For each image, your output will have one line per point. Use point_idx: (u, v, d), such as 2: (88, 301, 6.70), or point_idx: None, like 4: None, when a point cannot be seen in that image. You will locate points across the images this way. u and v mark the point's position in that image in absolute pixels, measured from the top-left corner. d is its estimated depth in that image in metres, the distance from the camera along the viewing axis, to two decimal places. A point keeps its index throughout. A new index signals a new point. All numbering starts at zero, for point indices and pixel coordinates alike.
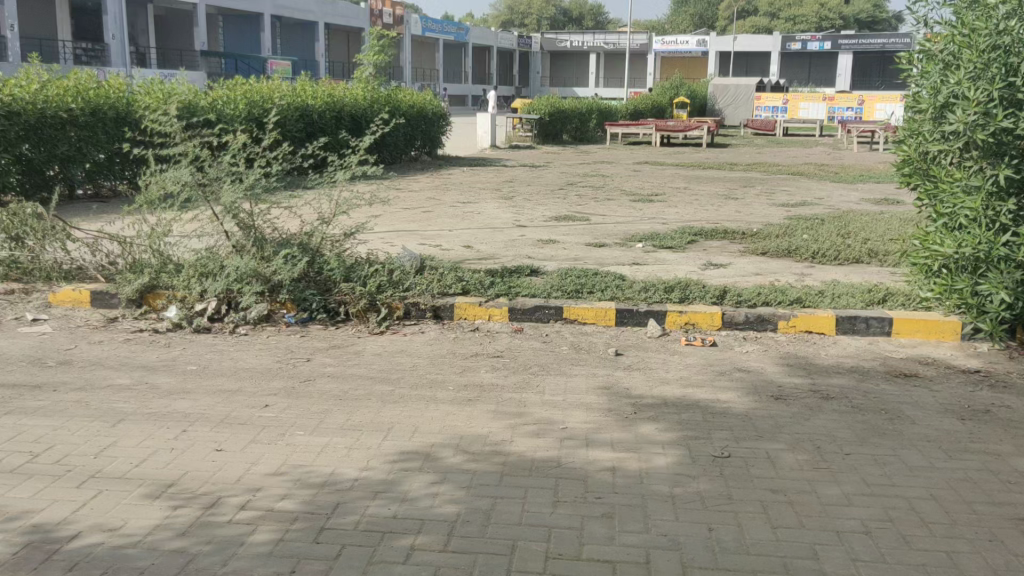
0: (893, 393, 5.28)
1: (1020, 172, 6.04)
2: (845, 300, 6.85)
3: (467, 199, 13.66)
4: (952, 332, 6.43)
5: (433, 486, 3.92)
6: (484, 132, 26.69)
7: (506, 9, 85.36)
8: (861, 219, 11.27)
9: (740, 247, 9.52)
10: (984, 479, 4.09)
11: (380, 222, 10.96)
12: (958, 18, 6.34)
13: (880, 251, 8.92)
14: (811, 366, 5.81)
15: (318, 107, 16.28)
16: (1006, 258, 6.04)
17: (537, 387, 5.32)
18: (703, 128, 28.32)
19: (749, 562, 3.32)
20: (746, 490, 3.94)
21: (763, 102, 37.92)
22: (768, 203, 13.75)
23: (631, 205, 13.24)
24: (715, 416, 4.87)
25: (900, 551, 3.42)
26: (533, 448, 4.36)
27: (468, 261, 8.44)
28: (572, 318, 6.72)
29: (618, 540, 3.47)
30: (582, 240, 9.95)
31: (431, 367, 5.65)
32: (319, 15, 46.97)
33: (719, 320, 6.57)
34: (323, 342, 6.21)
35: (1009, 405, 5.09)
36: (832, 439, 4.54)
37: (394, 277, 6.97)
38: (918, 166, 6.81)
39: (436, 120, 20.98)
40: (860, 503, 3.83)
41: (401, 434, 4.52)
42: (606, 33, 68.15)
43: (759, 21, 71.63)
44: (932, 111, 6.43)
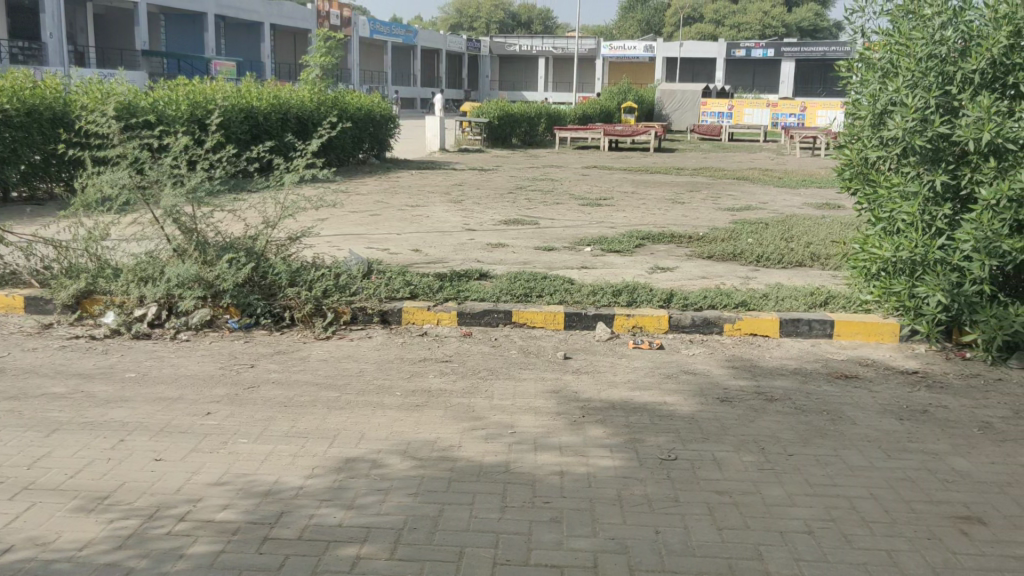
0: (834, 394, 5.39)
1: (956, 177, 6.20)
2: (788, 303, 6.97)
3: (416, 202, 13.58)
4: (891, 334, 6.58)
5: (380, 494, 3.87)
6: (433, 135, 26.60)
7: (455, 13, 85.55)
8: (804, 223, 11.48)
9: (686, 251, 9.62)
10: (922, 478, 4.19)
11: (327, 226, 10.83)
12: (895, 27, 6.50)
13: (822, 255, 9.09)
14: (755, 368, 5.89)
15: (264, 109, 16.03)
16: (941, 261, 6.19)
17: (486, 391, 5.30)
18: (651, 133, 28.62)
19: (695, 564, 3.35)
20: (692, 492, 3.98)
21: (709, 107, 38.46)
22: (714, 207, 13.94)
23: (579, 209, 13.30)
24: (662, 419, 4.90)
25: (842, 551, 3.48)
26: (481, 454, 4.34)
27: (416, 265, 8.39)
28: (521, 322, 6.71)
29: (566, 544, 3.46)
30: (531, 244, 9.96)
31: (379, 373, 5.59)
32: (265, 16, 46.42)
33: (666, 323, 6.63)
34: (268, 348, 6.10)
35: (946, 405, 5.23)
36: (776, 440, 4.62)
37: (341, 281, 6.90)
38: (859, 171, 6.97)
39: (384, 123, 20.83)
40: (803, 503, 3.89)
41: (347, 441, 4.46)
42: (555, 38, 68.46)
43: (705, 29, 72.56)
44: (871, 117, 6.64)
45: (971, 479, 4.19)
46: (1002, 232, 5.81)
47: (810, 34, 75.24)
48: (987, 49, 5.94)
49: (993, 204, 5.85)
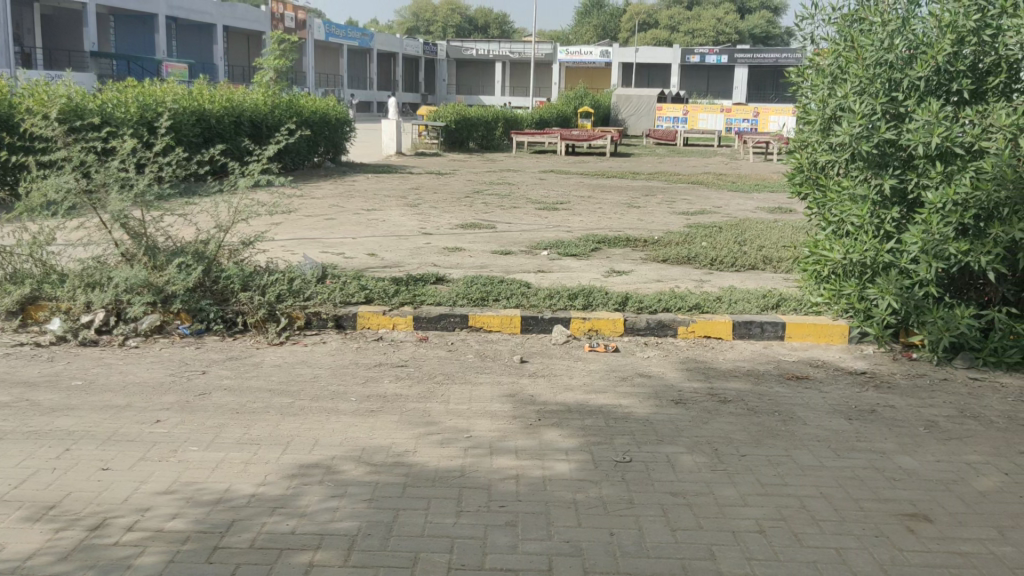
0: (785, 396, 5.47)
1: (903, 182, 6.34)
2: (741, 305, 7.05)
3: (371, 206, 13.51)
4: (841, 336, 6.68)
5: (333, 500, 3.83)
6: (390, 139, 26.48)
7: (412, 17, 85.43)
8: (756, 226, 11.65)
9: (641, 254, 9.70)
10: (871, 476, 4.27)
11: (281, 230, 10.72)
12: (843, 36, 6.66)
13: (775, 258, 9.23)
14: (709, 370, 5.96)
15: (216, 112, 15.80)
16: (890, 263, 6.34)
17: (441, 396, 5.29)
18: (607, 138, 28.82)
19: (649, 565, 3.38)
20: (646, 494, 4.01)
21: (665, 112, 38.84)
22: (669, 211, 14.07)
23: (536, 213, 13.34)
24: (618, 421, 4.94)
25: (792, 549, 3.53)
26: (437, 459, 4.32)
27: (371, 269, 8.34)
28: (477, 326, 6.71)
29: (521, 548, 3.47)
30: (487, 248, 9.96)
31: (333, 378, 5.54)
32: (217, 19, 45.85)
33: (621, 326, 6.68)
34: (220, 354, 6.01)
35: (893, 405, 5.34)
36: (729, 441, 4.67)
37: (295, 286, 6.83)
38: (810, 175, 7.10)
39: (340, 126, 20.66)
40: (755, 503, 3.95)
41: (300, 447, 4.42)
42: (512, 43, 68.55)
43: (660, 35, 73.27)
44: (820, 123, 6.78)
45: (918, 477, 4.28)
46: (949, 235, 5.94)
47: (762, 41, 76.35)
48: (931, 57, 6.12)
49: (940, 207, 5.99)
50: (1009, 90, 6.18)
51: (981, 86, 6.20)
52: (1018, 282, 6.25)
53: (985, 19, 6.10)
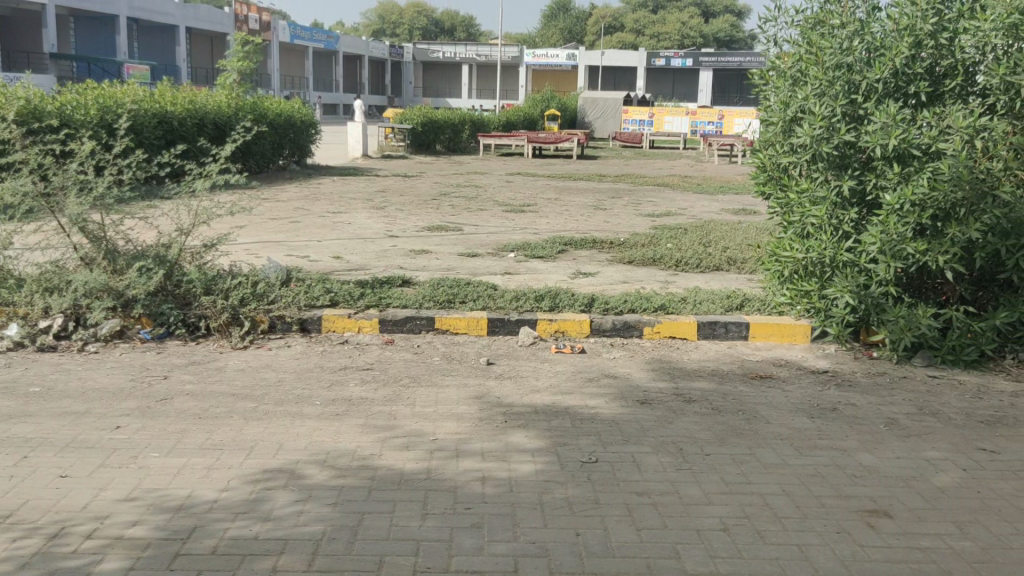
0: (749, 395, 5.53)
1: (862, 183, 6.44)
2: (705, 306, 7.10)
3: (337, 209, 13.44)
4: (804, 335, 6.75)
5: (298, 504, 3.81)
6: (356, 142, 26.34)
7: (377, 20, 85.25)
8: (721, 228, 11.77)
9: (607, 256, 9.75)
10: (832, 474, 4.33)
11: (245, 233, 10.62)
12: (803, 39, 6.73)
13: (739, 259, 9.33)
14: (675, 370, 6.00)
15: (179, 114, 15.62)
16: (850, 263, 6.44)
17: (407, 399, 5.27)
18: (574, 140, 28.94)
19: (615, 564, 3.39)
20: (612, 494, 4.02)
21: (631, 115, 39.04)
22: (635, 213, 14.16)
23: (503, 216, 13.35)
24: (584, 422, 4.95)
25: (755, 547, 3.57)
26: (402, 462, 4.30)
27: (337, 272, 8.29)
28: (443, 329, 6.69)
29: (487, 550, 3.46)
30: (454, 250, 9.95)
31: (298, 382, 5.50)
32: (180, 20, 45.35)
33: (587, 327, 6.70)
34: (182, 358, 5.94)
35: (854, 403, 5.42)
36: (693, 440, 4.71)
37: (259, 289, 6.76)
38: (772, 176, 7.16)
39: (305, 128, 20.50)
40: (719, 501, 3.98)
41: (264, 452, 4.38)
42: (478, 46, 68.56)
43: (626, 38, 73.70)
44: (781, 124, 6.86)
45: (878, 474, 4.34)
46: (907, 235, 6.05)
47: (726, 45, 77.13)
48: (890, 60, 6.23)
49: (898, 208, 6.08)
50: (965, 92, 6.32)
51: (939, 88, 6.34)
52: (975, 282, 6.38)
53: (941, 22, 6.23)
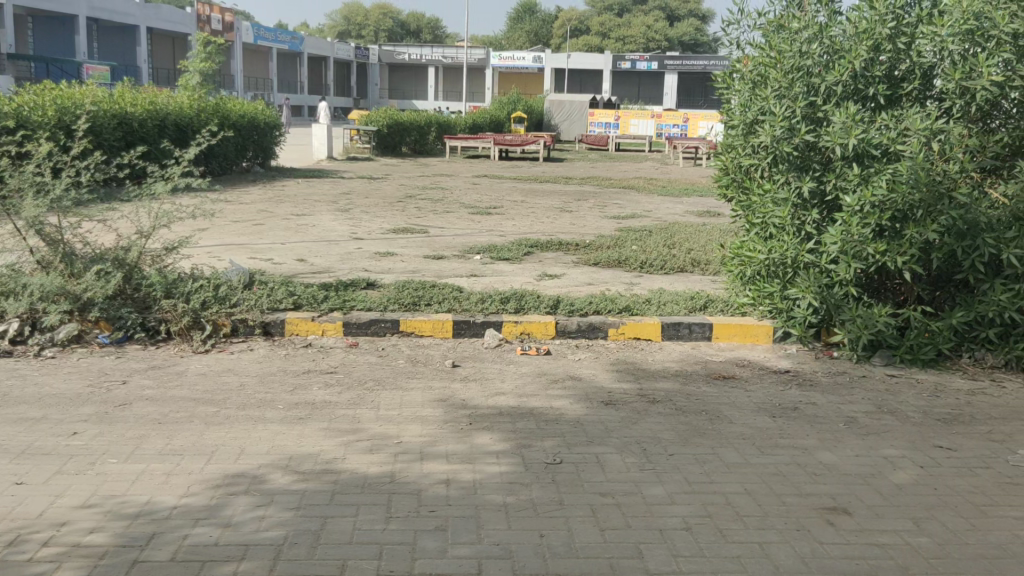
0: (712, 395, 5.58)
1: (822, 184, 6.53)
2: (669, 307, 7.16)
3: (301, 211, 13.33)
4: (766, 336, 6.83)
5: (259, 510, 3.77)
6: (321, 143, 26.17)
7: (342, 22, 84.87)
8: (685, 229, 11.88)
9: (573, 258, 9.78)
10: (793, 472, 4.39)
11: (207, 236, 10.49)
12: (764, 41, 6.81)
13: (703, 261, 9.42)
14: (639, 371, 6.04)
15: (139, 115, 15.41)
16: (811, 263, 6.52)
17: (372, 402, 5.24)
18: (541, 143, 29.00)
19: (577, 564, 3.41)
20: (576, 495, 4.04)
21: (597, 118, 39.21)
22: (601, 215, 14.23)
23: (469, 218, 13.33)
24: (549, 424, 4.96)
25: (717, 545, 3.60)
26: (365, 465, 4.28)
27: (300, 275, 8.22)
28: (408, 331, 6.68)
29: (450, 552, 3.46)
30: (419, 252, 9.92)
31: (261, 386, 5.45)
32: (140, 20, 44.77)
33: (552, 329, 6.72)
34: (142, 363, 5.86)
35: (814, 402, 5.49)
36: (657, 440, 4.75)
37: (220, 293, 6.68)
38: (735, 178, 7.23)
39: (269, 130, 20.31)
40: (682, 501, 4.01)
41: (225, 457, 4.33)
42: (445, 48, 68.49)
43: (592, 41, 74.04)
44: (743, 126, 6.94)
45: (837, 472, 4.40)
46: (867, 236, 6.14)
47: (691, 48, 77.77)
48: (849, 63, 6.33)
49: (858, 209, 6.17)
50: (922, 96, 6.45)
51: (896, 92, 6.46)
52: (932, 282, 6.50)
53: (899, 26, 6.36)
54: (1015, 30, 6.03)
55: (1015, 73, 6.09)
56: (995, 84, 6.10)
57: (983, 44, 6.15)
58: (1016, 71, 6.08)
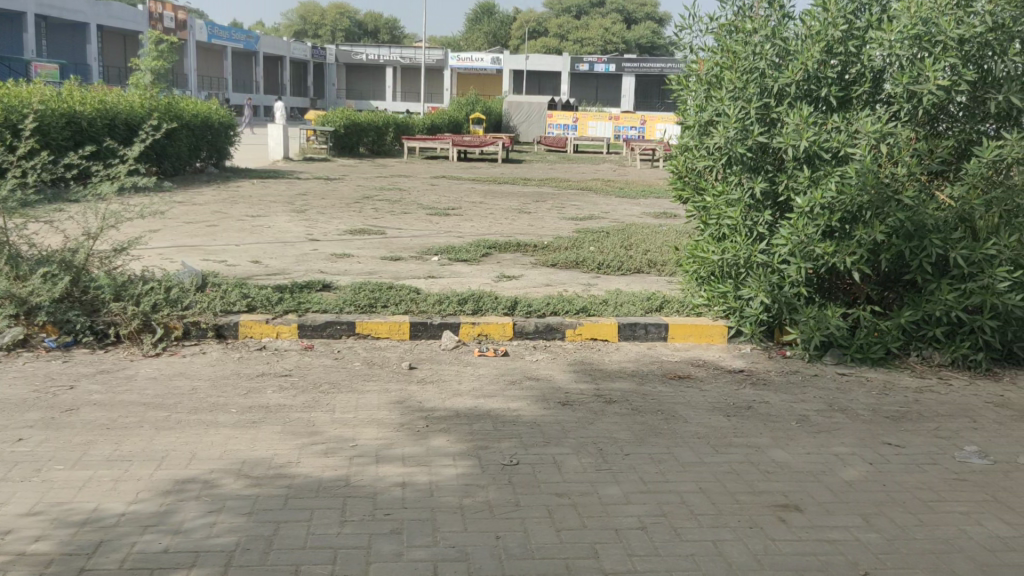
0: (668, 395, 5.62)
1: (774, 185, 6.62)
2: (626, 308, 7.20)
3: (257, 212, 13.17)
4: (721, 336, 6.90)
5: (211, 516, 3.71)
6: (276, 144, 25.89)
7: (299, 20, 84.16)
8: (642, 230, 11.98)
9: (531, 259, 9.80)
10: (746, 470, 4.44)
11: (158, 237, 10.31)
12: (718, 44, 6.88)
13: (659, 262, 9.50)
14: (596, 371, 6.07)
15: (89, 114, 15.12)
16: (764, 263, 6.61)
17: (327, 405, 5.19)
18: (499, 144, 29.04)
19: (533, 565, 3.41)
20: (532, 496, 4.04)
21: (555, 119, 39.36)
22: (559, 217, 14.28)
23: (427, 219, 13.29)
24: (505, 425, 4.96)
25: (672, 544, 3.63)
26: (320, 469, 4.24)
27: (254, 277, 8.12)
28: (365, 334, 6.63)
29: (405, 555, 3.44)
30: (376, 254, 9.86)
31: (214, 390, 5.36)
32: (90, 18, 43.93)
33: (510, 330, 6.72)
34: (90, 367, 5.73)
35: (768, 401, 5.56)
36: (613, 441, 4.77)
37: (172, 295, 6.56)
38: (689, 181, 7.30)
39: (223, 130, 20.03)
40: (637, 500, 4.04)
41: (176, 462, 4.26)
42: (403, 49, 68.25)
43: (550, 43, 74.29)
44: (697, 128, 7.01)
45: (789, 469, 4.47)
46: (816, 236, 6.25)
47: (648, 51, 78.44)
48: (800, 66, 6.43)
49: (809, 210, 6.27)
50: (872, 99, 6.57)
51: (847, 94, 6.56)
52: (881, 282, 6.62)
53: (850, 30, 6.48)
54: (960, 36, 6.17)
55: (960, 78, 6.25)
56: (942, 88, 6.25)
57: (930, 49, 6.28)
58: (961, 76, 6.24)
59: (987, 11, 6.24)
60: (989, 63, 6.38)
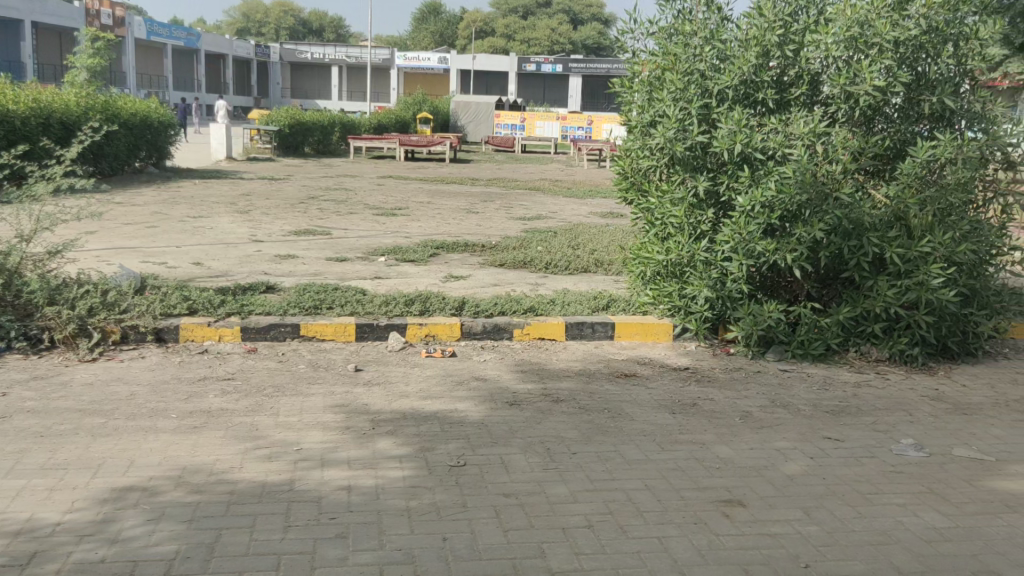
0: (615, 393, 5.66)
1: (716, 184, 6.71)
2: (573, 307, 7.23)
3: (198, 213, 12.92)
4: (666, 334, 6.98)
5: (151, 524, 3.62)
6: (219, 144, 25.43)
7: (241, 18, 82.95)
8: (589, 230, 12.06)
9: (478, 259, 9.77)
10: (691, 467, 4.49)
11: (95, 239, 10.04)
12: (658, 47, 6.96)
13: (606, 261, 9.57)
14: (543, 371, 6.09)
15: (22, 113, 14.66)
16: (707, 263, 6.69)
17: (271, 408, 5.11)
18: (447, 144, 28.98)
19: (480, 566, 3.40)
20: (479, 496, 4.03)
21: (503, 119, 39.41)
22: (507, 217, 14.30)
23: (373, 219, 13.17)
24: (452, 426, 4.94)
25: (618, 541, 3.65)
26: (263, 474, 4.17)
27: (196, 279, 7.96)
28: (310, 336, 6.54)
29: (351, 560, 3.40)
30: (322, 255, 9.75)
31: (153, 395, 5.24)
32: (23, 14, 42.63)
33: (457, 330, 6.69)
34: (23, 374, 5.56)
35: (712, 398, 5.64)
36: (560, 440, 4.79)
37: (109, 298, 6.40)
38: (633, 181, 7.35)
39: (163, 130, 19.61)
40: (584, 499, 4.05)
41: (114, 470, 4.15)
42: (348, 48, 67.66)
43: (498, 43, 74.36)
44: (640, 129, 7.07)
45: (733, 465, 4.53)
46: (757, 235, 6.35)
47: (594, 52, 78.99)
48: (739, 68, 6.55)
49: (750, 209, 6.37)
50: (810, 101, 6.71)
51: (785, 97, 6.70)
52: (820, 279, 6.76)
53: (787, 34, 6.60)
54: (895, 38, 6.34)
55: (896, 79, 6.41)
56: (878, 89, 6.40)
57: (866, 51, 6.44)
58: (896, 77, 6.40)
59: (920, 14, 6.42)
60: (923, 65, 6.57)
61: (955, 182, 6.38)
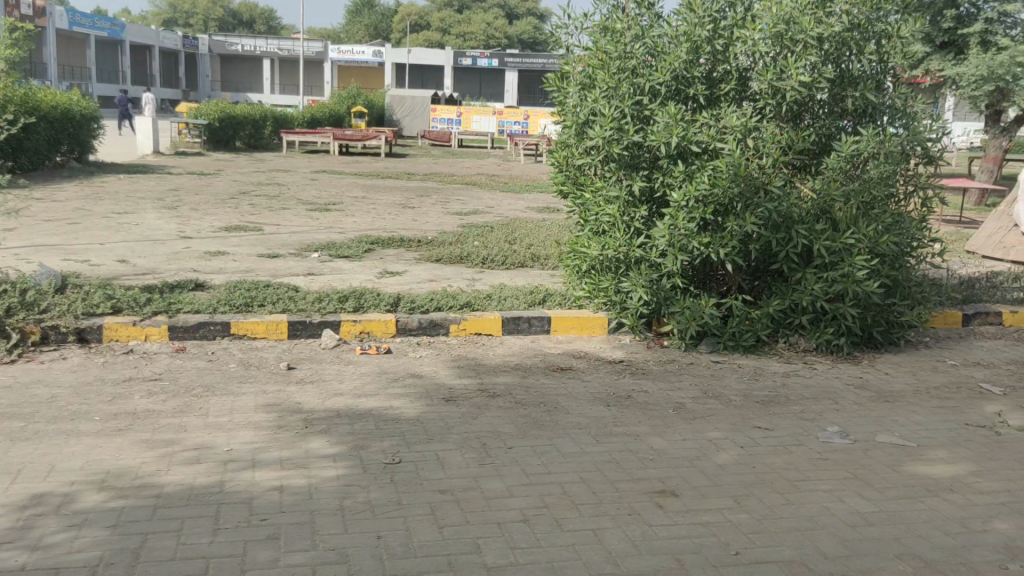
0: (550, 387, 5.68)
1: (650, 181, 6.79)
2: (509, 302, 7.24)
3: (123, 209, 12.53)
4: (602, 328, 7.04)
5: (72, 530, 3.50)
6: (145, 138, 24.73)
7: (169, 9, 80.79)
8: (525, 225, 12.07)
9: (414, 255, 9.70)
10: (625, 459, 4.53)
11: (13, 237, 9.66)
12: (591, 44, 6.99)
13: (542, 256, 9.59)
14: (479, 366, 6.07)
15: None
16: (642, 258, 6.76)
17: (200, 409, 4.99)
18: (383, 139, 28.70)
19: (414, 564, 3.37)
20: (414, 494, 4.00)
21: (439, 114, 39.16)
22: (443, 212, 14.22)
23: (306, 215, 12.96)
24: (387, 423, 4.89)
25: (553, 535, 3.67)
26: (191, 476, 4.07)
27: (121, 277, 7.72)
28: (240, 334, 6.40)
29: (283, 561, 3.34)
30: (254, 251, 9.57)
31: (75, 398, 5.07)
32: None
33: (392, 327, 6.64)
34: None
35: (646, 390, 5.70)
36: (496, 435, 4.78)
37: (28, 298, 6.16)
38: (569, 176, 7.37)
39: (86, 123, 18.97)
40: (520, 493, 4.06)
41: (34, 475, 4.00)
42: (281, 41, 66.45)
43: (433, 37, 73.85)
44: (574, 127, 7.10)
45: (666, 456, 4.59)
46: (692, 229, 6.43)
47: (531, 47, 79.00)
48: (670, 64, 6.62)
49: (685, 204, 6.46)
50: (739, 96, 6.82)
51: (715, 93, 6.80)
52: (751, 272, 6.89)
53: (717, 30, 6.70)
54: (819, 35, 6.50)
55: (821, 76, 6.57)
56: (803, 85, 6.55)
57: (792, 48, 6.60)
58: (821, 74, 6.55)
59: (843, 11, 6.60)
60: (847, 63, 6.75)
61: (877, 177, 6.57)
